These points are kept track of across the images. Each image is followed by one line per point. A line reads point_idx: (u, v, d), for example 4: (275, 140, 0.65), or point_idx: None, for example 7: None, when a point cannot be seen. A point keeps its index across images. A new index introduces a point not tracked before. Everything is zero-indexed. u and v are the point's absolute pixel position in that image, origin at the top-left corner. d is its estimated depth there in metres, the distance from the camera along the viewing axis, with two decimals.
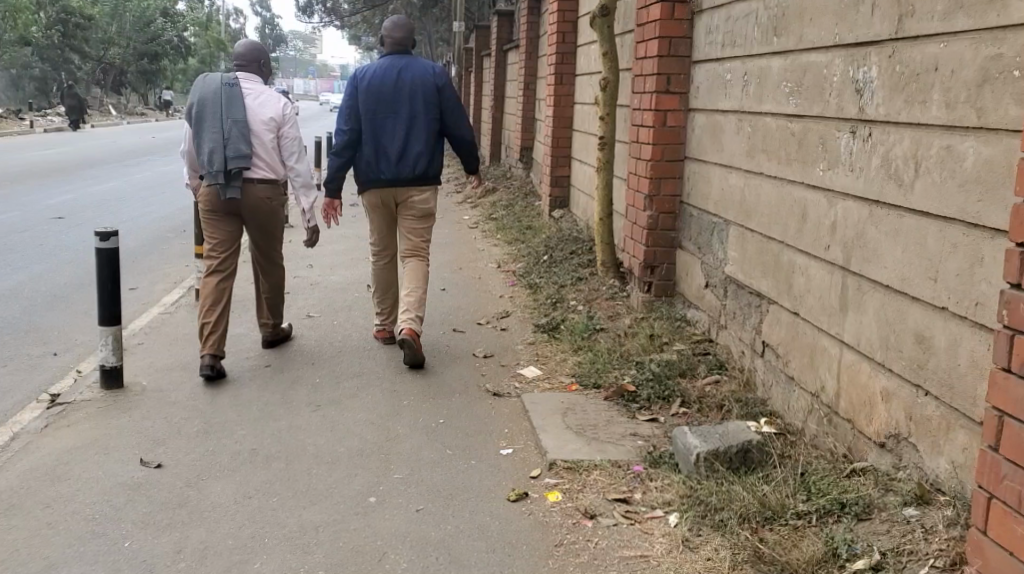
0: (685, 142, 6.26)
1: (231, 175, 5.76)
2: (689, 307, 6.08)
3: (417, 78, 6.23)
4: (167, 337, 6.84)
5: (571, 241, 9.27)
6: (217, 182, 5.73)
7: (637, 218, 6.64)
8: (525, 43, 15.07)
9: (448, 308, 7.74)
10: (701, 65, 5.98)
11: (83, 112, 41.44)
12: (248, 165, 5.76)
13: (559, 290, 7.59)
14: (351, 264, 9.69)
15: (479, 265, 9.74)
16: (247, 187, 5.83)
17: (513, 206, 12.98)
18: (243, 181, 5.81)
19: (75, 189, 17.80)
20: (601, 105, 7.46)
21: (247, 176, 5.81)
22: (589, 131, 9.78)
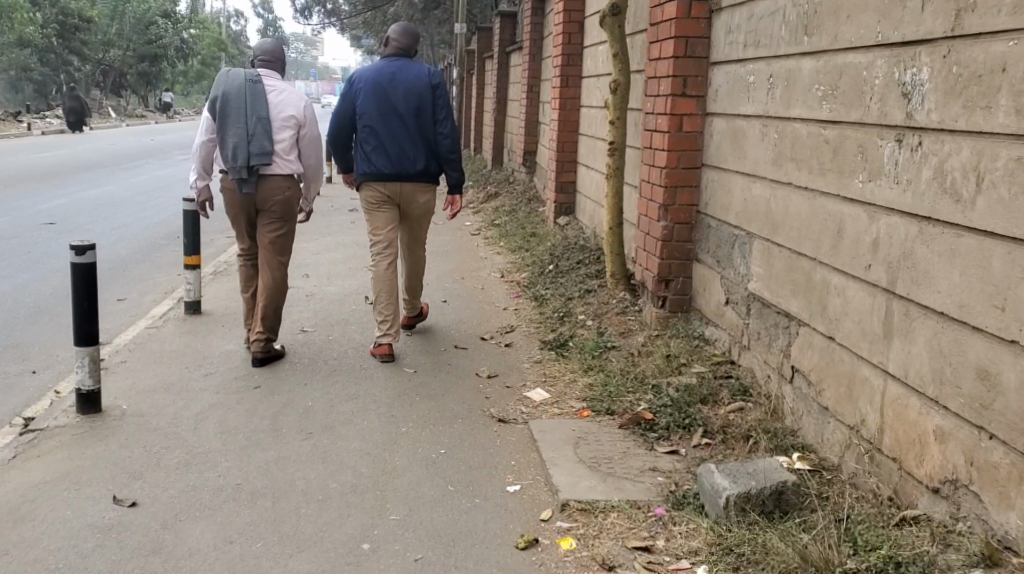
0: (702, 148, 5.89)
1: (252, 171, 5.94)
2: (707, 324, 5.71)
3: (413, 79, 6.27)
4: (152, 354, 6.48)
5: (578, 249, 8.90)
6: (239, 176, 5.90)
7: (650, 227, 6.27)
8: (528, 44, 14.70)
9: (449, 321, 7.36)
10: (721, 66, 5.61)
11: (82, 114, 41.21)
12: (269, 161, 5.95)
13: (566, 303, 7.21)
14: (348, 274, 9.32)
15: (481, 274, 9.37)
16: (267, 183, 6.00)
17: (516, 213, 12.61)
18: (263, 177, 5.99)
19: (69, 193, 17.51)
20: (611, 108, 7.08)
21: (267, 172, 5.99)
22: (596, 136, 9.41)
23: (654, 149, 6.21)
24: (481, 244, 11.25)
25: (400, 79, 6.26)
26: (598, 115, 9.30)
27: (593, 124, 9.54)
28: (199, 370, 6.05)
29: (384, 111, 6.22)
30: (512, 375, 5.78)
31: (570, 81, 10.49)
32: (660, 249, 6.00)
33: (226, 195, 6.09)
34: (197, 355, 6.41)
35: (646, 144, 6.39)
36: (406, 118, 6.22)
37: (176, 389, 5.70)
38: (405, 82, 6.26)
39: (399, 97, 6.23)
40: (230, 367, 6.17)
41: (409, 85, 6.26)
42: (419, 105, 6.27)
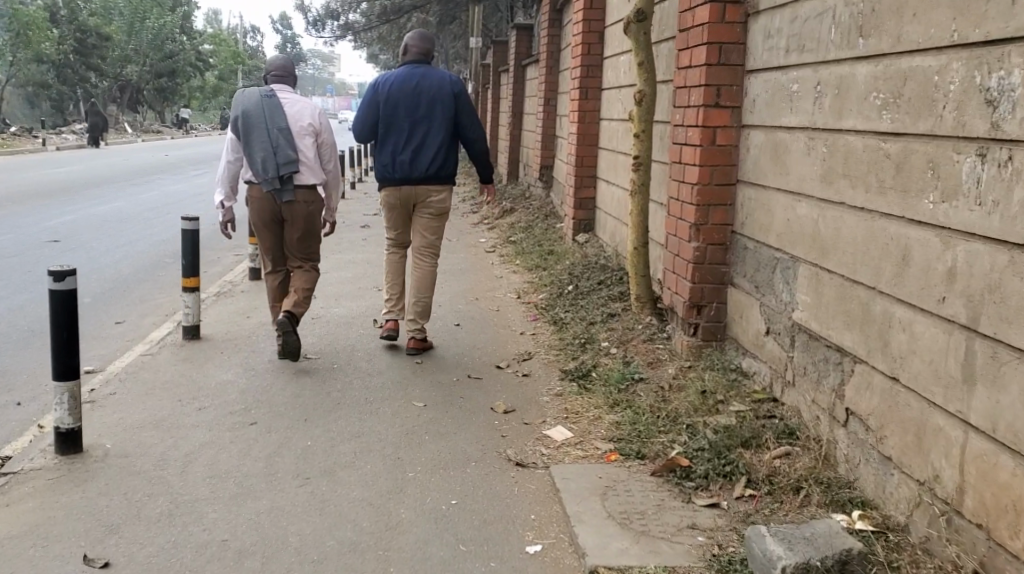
0: (737, 163, 5.44)
1: (283, 181, 6.34)
2: (745, 355, 5.24)
3: (436, 87, 6.60)
4: (143, 385, 6.04)
5: (598, 269, 8.42)
6: (273, 187, 6.31)
7: (680, 248, 5.81)
8: (545, 56, 14.26)
9: (462, 347, 6.89)
10: (758, 74, 5.16)
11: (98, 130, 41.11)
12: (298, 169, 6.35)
13: (587, 328, 6.73)
14: (357, 295, 8.87)
15: (497, 295, 8.89)
16: (297, 191, 6.41)
17: (533, 229, 12.15)
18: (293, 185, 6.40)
19: (76, 210, 17.14)
20: (635, 121, 6.62)
21: (296, 181, 6.40)
22: (618, 149, 8.96)
23: (684, 164, 5.76)
24: (496, 261, 10.79)
25: (424, 85, 6.60)
26: (620, 128, 8.85)
27: (614, 138, 9.10)
28: (192, 403, 5.61)
29: (408, 116, 6.59)
30: (531, 410, 5.31)
31: (589, 93, 10.05)
32: (692, 272, 5.54)
33: (255, 207, 6.46)
34: (192, 385, 5.97)
35: (675, 159, 5.94)
36: (428, 123, 6.57)
37: (166, 425, 5.25)
38: (429, 89, 6.60)
39: (422, 103, 6.59)
40: (226, 398, 5.72)
41: (432, 91, 6.60)
42: (441, 111, 6.60)
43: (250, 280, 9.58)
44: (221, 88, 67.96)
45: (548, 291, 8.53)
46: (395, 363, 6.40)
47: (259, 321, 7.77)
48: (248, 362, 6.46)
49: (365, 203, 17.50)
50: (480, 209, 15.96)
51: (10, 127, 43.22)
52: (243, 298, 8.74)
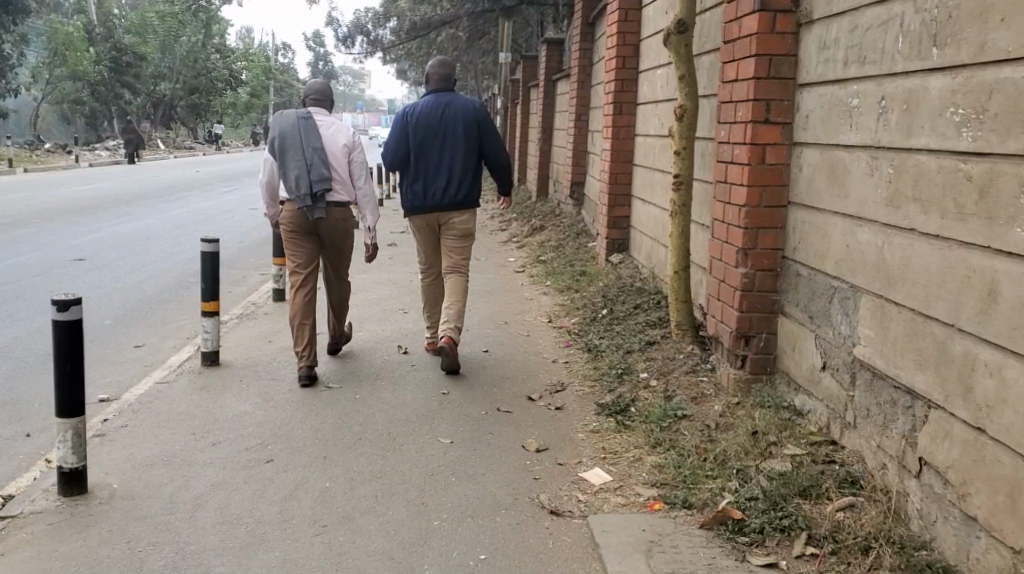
0: (788, 183, 5.08)
1: (316, 199, 6.21)
2: (798, 390, 4.88)
3: (462, 113, 6.57)
4: (156, 415, 5.72)
5: (634, 292, 8.05)
6: (305, 205, 6.18)
7: (726, 273, 5.47)
8: (576, 71, 13.93)
9: (492, 375, 6.54)
10: (812, 88, 4.80)
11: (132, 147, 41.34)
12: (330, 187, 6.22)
13: (624, 357, 6.37)
14: (382, 317, 8.53)
15: (527, 317, 8.53)
16: (330, 208, 6.28)
17: (564, 247, 11.78)
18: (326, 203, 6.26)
19: (102, 227, 16.96)
20: (675, 137, 6.27)
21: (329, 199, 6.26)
22: (654, 167, 8.59)
23: (730, 184, 5.41)
24: (526, 282, 10.43)
25: (450, 113, 6.56)
26: (656, 145, 8.49)
27: (650, 154, 8.73)
28: (206, 436, 5.28)
29: (435, 143, 6.55)
30: (567, 448, 4.96)
31: (624, 107, 9.69)
32: (739, 300, 5.20)
33: (287, 225, 6.32)
34: (206, 416, 5.64)
35: (720, 178, 5.59)
36: (455, 150, 6.53)
37: (176, 462, 4.92)
38: (455, 115, 6.56)
39: (449, 130, 6.56)
40: (242, 430, 5.38)
41: (458, 118, 6.57)
42: (468, 137, 6.56)
43: (273, 301, 9.27)
44: (252, 104, 68.22)
45: (580, 315, 8.15)
46: (421, 392, 6.05)
47: (279, 346, 7.44)
48: (266, 391, 6.12)
49: (393, 220, 17.21)
50: (509, 227, 15.62)
51: (42, 144, 43.46)
52: (264, 321, 8.42)
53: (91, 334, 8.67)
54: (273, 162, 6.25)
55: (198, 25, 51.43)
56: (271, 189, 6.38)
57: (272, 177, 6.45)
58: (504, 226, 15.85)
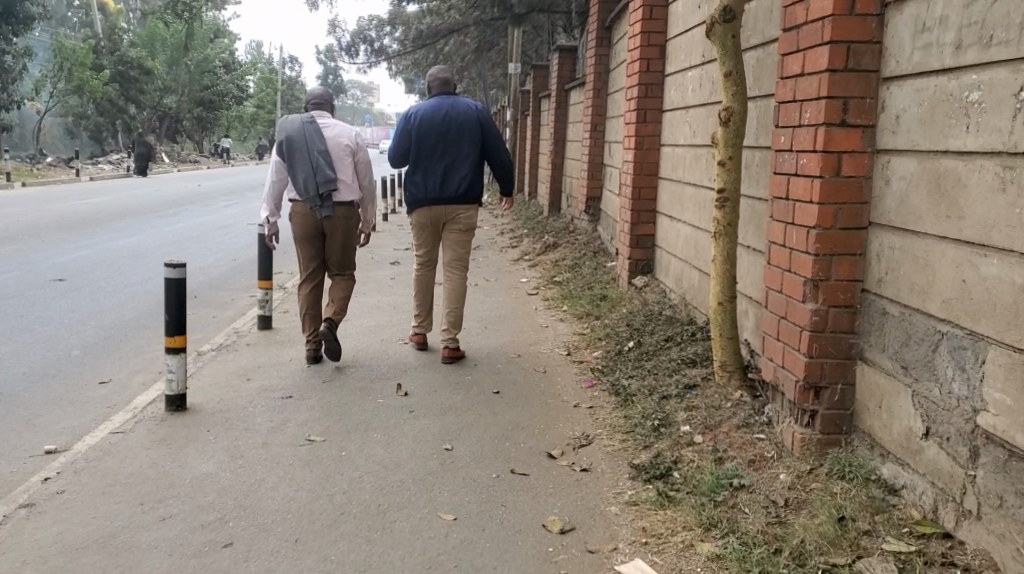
0: (870, 200, 4.14)
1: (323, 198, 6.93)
2: (887, 457, 3.92)
3: (463, 115, 7.01)
4: (100, 476, 4.75)
5: (664, 322, 7.11)
6: (313, 204, 6.90)
7: (786, 309, 4.54)
8: (593, 78, 12.98)
9: (503, 421, 5.58)
10: (906, 81, 3.85)
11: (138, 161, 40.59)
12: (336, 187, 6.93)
13: (659, 403, 5.41)
14: (378, 350, 7.55)
15: (543, 348, 7.60)
16: (336, 207, 7.00)
17: (580, 268, 10.83)
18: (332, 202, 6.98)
19: (90, 244, 16.01)
20: (721, 145, 5.32)
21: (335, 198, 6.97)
22: (684, 180, 7.65)
23: (791, 200, 4.48)
24: (539, 306, 9.48)
25: (451, 113, 7.00)
26: (688, 156, 7.54)
27: (680, 166, 7.78)
28: (155, 508, 4.32)
29: (438, 142, 6.98)
30: (599, 527, 4.03)
31: (648, 114, 8.70)
32: (808, 342, 4.25)
33: (299, 223, 7.05)
34: (161, 478, 4.67)
35: (777, 193, 4.66)
36: (457, 148, 6.98)
37: (113, 546, 3.97)
38: (457, 116, 7.00)
39: (448, 131, 6.99)
40: (200, 500, 4.41)
41: (460, 119, 7.01)
42: (468, 137, 7.02)
43: (259, 330, 8.34)
44: (259, 117, 67.56)
45: (603, 347, 7.18)
46: (421, 447, 5.11)
47: (259, 387, 6.48)
48: (236, 446, 5.16)
49: (397, 237, 16.26)
50: (521, 244, 14.69)
51: (45, 157, 42.75)
52: (245, 354, 7.46)
53: (53, 366, 7.72)
54: (283, 164, 6.97)
55: (204, 38, 50.69)
56: (281, 188, 7.10)
57: (280, 178, 7.15)
58: (515, 243, 14.90)
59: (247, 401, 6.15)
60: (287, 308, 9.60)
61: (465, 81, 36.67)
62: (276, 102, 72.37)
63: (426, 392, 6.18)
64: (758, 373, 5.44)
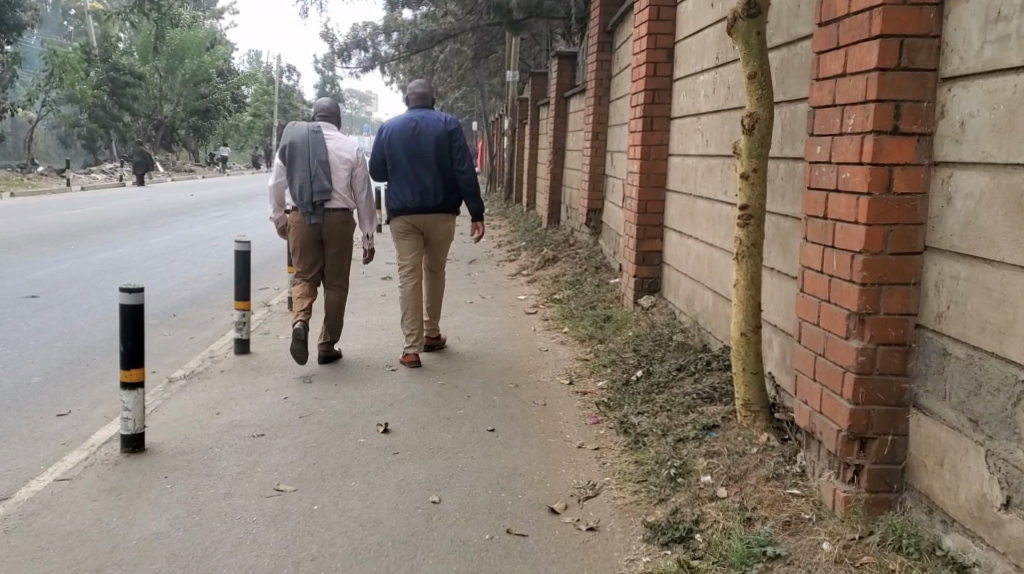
0: (925, 221, 3.54)
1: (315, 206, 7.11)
2: (951, 525, 3.37)
3: (432, 127, 7.26)
4: (34, 535, 4.16)
5: (675, 348, 6.53)
6: (305, 210, 7.08)
7: (822, 345, 3.95)
8: (593, 85, 12.42)
9: (498, 465, 5.00)
10: (976, 82, 3.29)
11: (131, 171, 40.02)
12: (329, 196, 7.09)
13: (674, 446, 4.82)
14: (363, 377, 6.93)
15: (542, 375, 7.01)
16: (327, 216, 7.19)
17: (582, 284, 10.23)
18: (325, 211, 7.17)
19: (71, 257, 15.38)
20: (743, 156, 4.72)
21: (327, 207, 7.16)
22: (694, 193, 7.09)
23: (830, 221, 3.89)
24: (538, 327, 8.86)
25: (420, 127, 7.27)
26: (699, 167, 6.96)
27: (691, 177, 7.20)
28: None
29: (408, 154, 7.25)
30: None
31: (656, 123, 8.11)
32: (852, 386, 3.65)
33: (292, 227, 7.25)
34: (101, 538, 4.08)
35: (812, 212, 4.07)
36: (425, 160, 7.23)
37: None
38: (426, 129, 7.26)
39: (417, 143, 7.25)
40: (144, 570, 3.83)
41: (428, 132, 7.26)
42: (438, 149, 7.25)
43: (235, 354, 7.74)
44: (256, 125, 67.01)
45: (609, 376, 6.58)
46: (405, 498, 4.52)
47: (229, 423, 5.87)
48: (195, 497, 4.57)
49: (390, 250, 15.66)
50: (518, 258, 14.11)
51: (36, 165, 42.19)
52: (218, 384, 6.85)
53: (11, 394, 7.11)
54: (283, 168, 7.16)
55: (199, 45, 50.17)
56: (280, 192, 7.32)
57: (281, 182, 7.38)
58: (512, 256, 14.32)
59: (214, 441, 5.54)
60: (269, 329, 8.99)
61: (462, 89, 36.13)
62: (273, 111, 71.85)
63: (412, 430, 5.58)
64: (785, 412, 4.85)
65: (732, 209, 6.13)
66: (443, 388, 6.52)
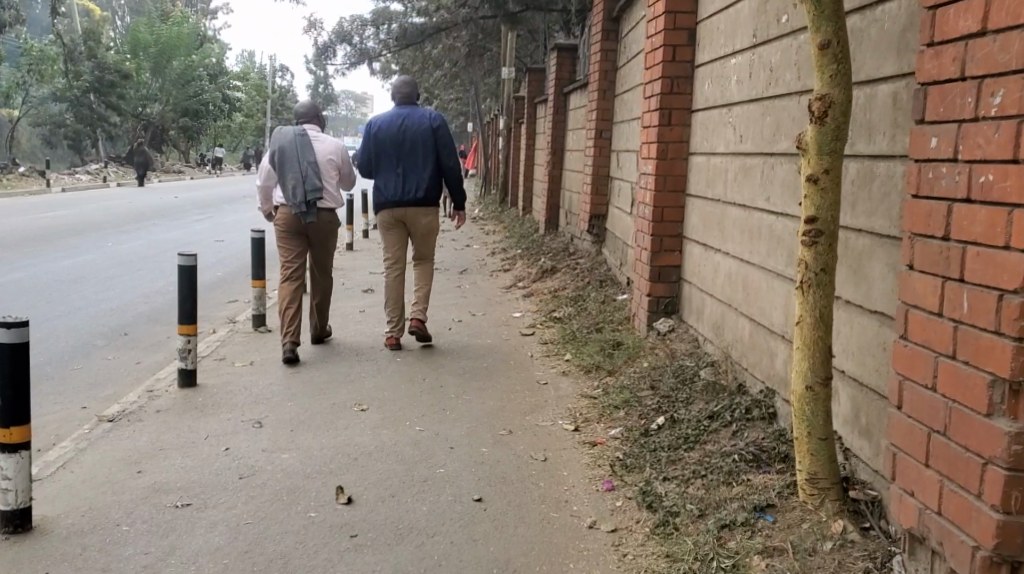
0: None
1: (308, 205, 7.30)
2: None
3: (418, 123, 7.53)
4: None
5: (703, 388, 5.40)
6: (299, 209, 7.26)
7: (940, 419, 2.84)
8: (598, 75, 11.32)
9: (487, 557, 3.85)
10: None
11: (146, 171, 39.88)
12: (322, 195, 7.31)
13: (717, 536, 3.69)
14: (326, 420, 5.73)
15: (542, 415, 5.85)
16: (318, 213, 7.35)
17: (585, 301, 9.07)
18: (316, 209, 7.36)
19: (26, 265, 14.15)
20: (809, 156, 3.55)
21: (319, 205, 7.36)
22: (723, 199, 5.97)
23: (953, 243, 2.80)
24: (535, 353, 7.67)
25: (407, 122, 7.54)
26: (731, 167, 5.83)
27: (719, 179, 6.08)
28: None
29: (394, 149, 7.51)
30: None
31: (674, 116, 6.95)
32: (1003, 489, 2.61)
33: (283, 225, 7.40)
34: None
35: (920, 229, 2.94)
36: (410, 155, 7.51)
37: None
38: (412, 125, 7.53)
39: (402, 138, 7.52)
40: None
41: (414, 127, 7.53)
42: (422, 145, 7.52)
43: (179, 388, 6.61)
44: (248, 126, 65.83)
45: (622, 422, 5.40)
46: None
47: (151, 488, 4.69)
48: None
49: (375, 259, 14.51)
50: (513, 268, 13.00)
51: (17, 165, 40.85)
52: (149, 430, 5.66)
53: None
54: (273, 169, 7.33)
55: (188, 44, 48.96)
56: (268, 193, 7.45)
57: (268, 184, 7.53)
58: (507, 266, 13.23)
59: (128, 515, 4.37)
60: (225, 353, 7.81)
61: (456, 89, 35.02)
62: (265, 111, 70.59)
63: (379, 499, 4.44)
64: (861, 491, 3.71)
65: (776, 218, 4.98)
66: (420, 436, 5.34)
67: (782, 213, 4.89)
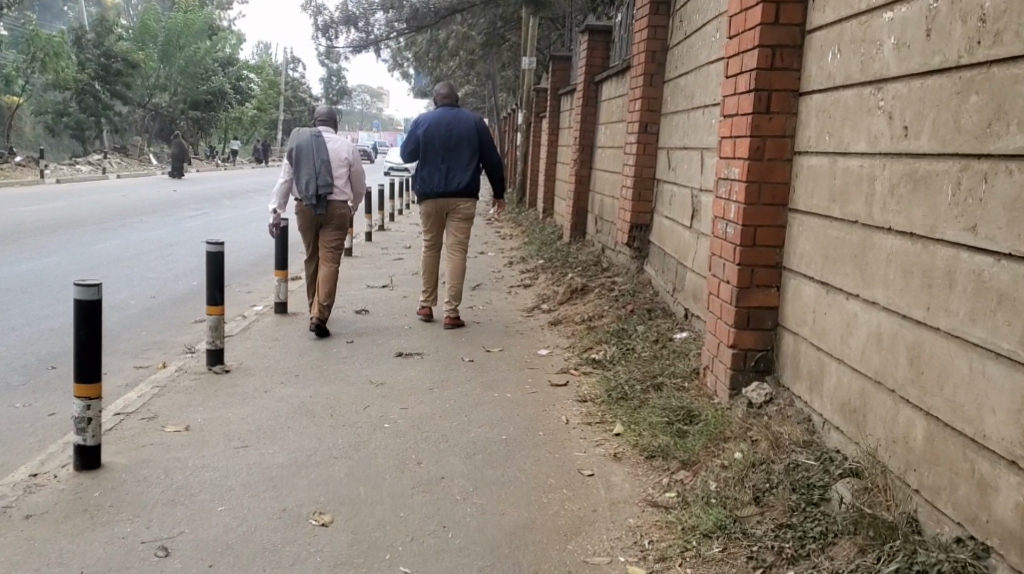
0: None
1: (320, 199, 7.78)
2: None
3: (464, 123, 8.19)
4: None
5: (847, 517, 3.56)
6: (311, 202, 7.74)
7: None
8: (643, 58, 9.37)
9: None
10: None
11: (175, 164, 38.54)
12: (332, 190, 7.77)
13: None
14: (266, 549, 3.85)
15: (593, 537, 4.01)
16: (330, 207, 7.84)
17: (631, 337, 7.14)
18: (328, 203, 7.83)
19: None
20: None
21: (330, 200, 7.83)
22: (864, 221, 4.07)
23: None
24: (568, 415, 5.71)
25: (455, 120, 8.19)
26: (884, 173, 3.91)
27: (857, 191, 4.16)
28: None
29: (443, 144, 8.14)
30: None
31: (774, 100, 5.01)
32: None
33: (299, 217, 7.93)
34: None
35: None
36: (456, 151, 8.14)
37: None
38: (459, 123, 8.18)
39: (448, 134, 8.17)
40: None
41: (461, 125, 8.19)
42: (468, 141, 8.18)
43: (69, 474, 4.71)
44: (261, 119, 64.00)
45: None
46: None
47: None
48: None
49: (376, 269, 12.61)
50: (537, 284, 11.13)
51: (15, 153, 39.11)
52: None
53: None
54: (290, 166, 7.83)
55: (197, 33, 47.07)
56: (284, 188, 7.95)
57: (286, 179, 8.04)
58: (529, 281, 11.38)
59: None
60: (155, 410, 5.87)
61: (476, 82, 33.03)
62: (279, 103, 68.69)
63: None
64: None
65: (992, 261, 3.10)
66: None
67: (1013, 254, 2.99)
